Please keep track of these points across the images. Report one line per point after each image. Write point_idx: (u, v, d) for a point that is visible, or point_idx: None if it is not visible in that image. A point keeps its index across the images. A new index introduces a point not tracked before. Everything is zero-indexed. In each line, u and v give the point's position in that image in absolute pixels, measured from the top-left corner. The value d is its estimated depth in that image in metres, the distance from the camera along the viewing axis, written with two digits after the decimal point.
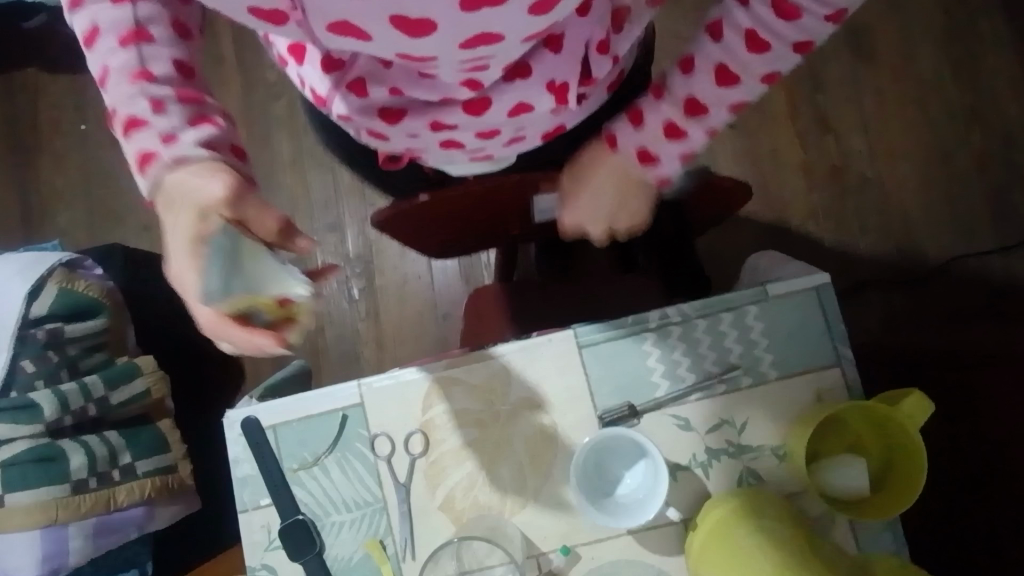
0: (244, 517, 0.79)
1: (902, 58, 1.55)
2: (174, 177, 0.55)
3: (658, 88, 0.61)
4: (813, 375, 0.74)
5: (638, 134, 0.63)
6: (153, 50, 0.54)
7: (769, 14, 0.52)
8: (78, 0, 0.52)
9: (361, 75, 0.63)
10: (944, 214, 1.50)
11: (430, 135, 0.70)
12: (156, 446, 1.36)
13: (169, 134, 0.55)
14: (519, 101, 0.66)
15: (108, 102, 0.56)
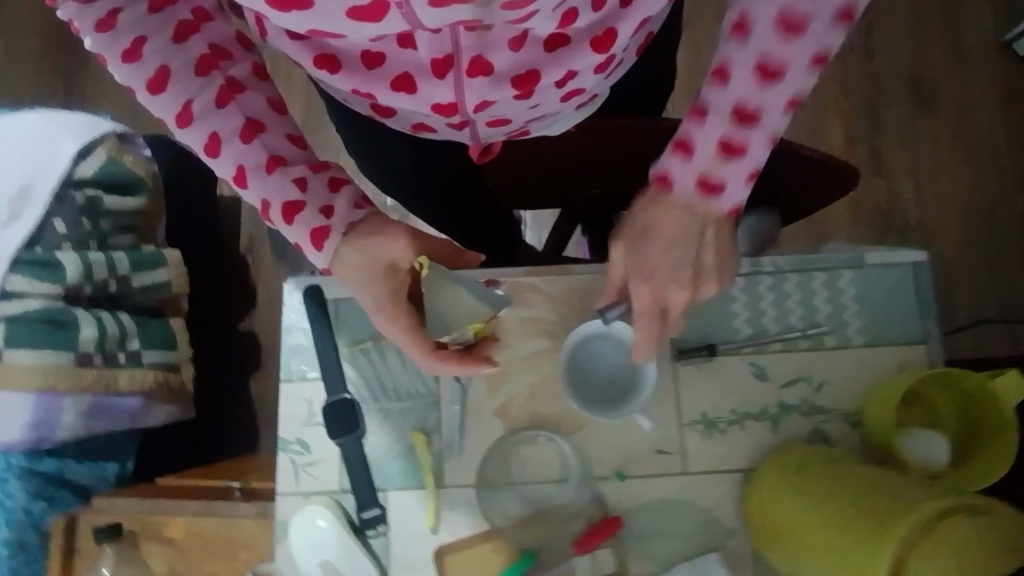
0: (287, 388, 0.75)
1: (960, 113, 1.56)
2: (350, 237, 0.60)
3: (719, 69, 0.46)
4: (900, 347, 0.72)
5: (710, 118, 0.47)
6: (271, 139, 0.60)
7: None
8: (188, 119, 0.58)
9: (473, 52, 0.61)
10: (983, 269, 1.49)
11: (555, 92, 0.69)
12: (166, 341, 1.29)
13: (325, 203, 0.60)
14: (640, 18, 0.64)
15: (262, 203, 0.60)
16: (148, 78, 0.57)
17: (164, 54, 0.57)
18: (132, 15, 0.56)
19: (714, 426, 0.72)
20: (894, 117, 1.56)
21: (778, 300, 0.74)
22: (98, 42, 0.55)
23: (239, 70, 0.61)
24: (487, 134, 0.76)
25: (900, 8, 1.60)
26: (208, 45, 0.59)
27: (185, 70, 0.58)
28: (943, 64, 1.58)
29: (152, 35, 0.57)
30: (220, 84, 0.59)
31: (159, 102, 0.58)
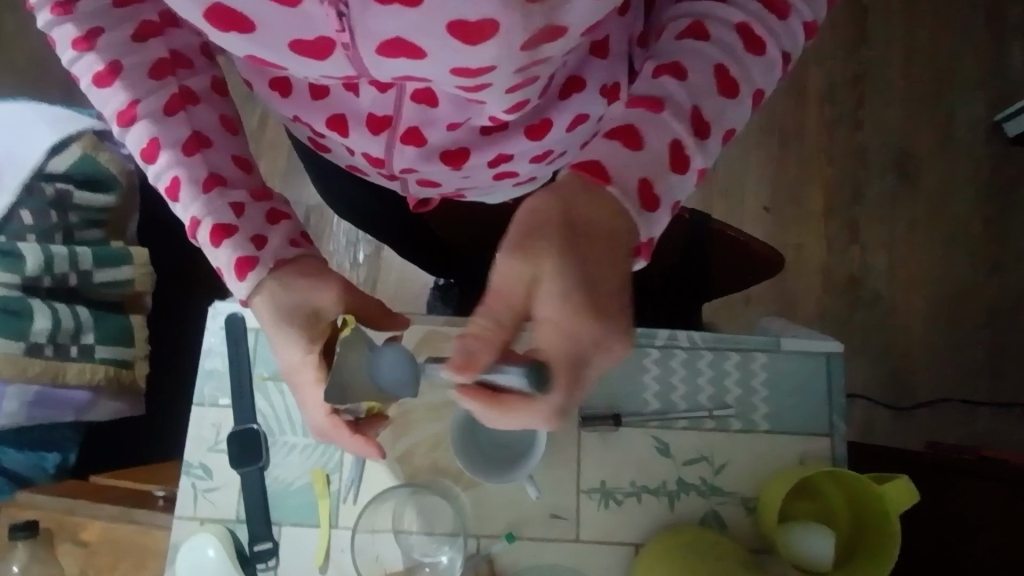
0: (197, 411, 0.77)
1: (942, 192, 1.54)
2: (276, 274, 0.59)
3: (630, 131, 0.47)
4: (804, 438, 0.72)
5: (639, 157, 0.47)
6: (214, 157, 0.59)
7: (737, 40, 0.48)
8: (131, 118, 0.57)
9: (413, 122, 0.64)
10: (946, 351, 1.48)
11: (487, 170, 0.71)
12: (121, 337, 1.25)
13: (258, 233, 0.58)
14: (578, 111, 0.64)
15: (189, 219, 0.58)
16: (95, 70, 0.56)
17: (118, 50, 0.56)
18: (93, 5, 0.56)
19: (611, 497, 0.72)
20: (875, 188, 1.55)
21: (689, 377, 0.75)
22: (51, 22, 0.56)
23: (196, 83, 0.60)
24: (417, 191, 0.77)
25: (895, 81, 1.59)
26: (169, 51, 0.59)
27: (137, 70, 0.57)
28: (930, 141, 1.56)
29: (110, 28, 0.56)
30: (173, 92, 0.58)
31: (103, 95, 0.57)
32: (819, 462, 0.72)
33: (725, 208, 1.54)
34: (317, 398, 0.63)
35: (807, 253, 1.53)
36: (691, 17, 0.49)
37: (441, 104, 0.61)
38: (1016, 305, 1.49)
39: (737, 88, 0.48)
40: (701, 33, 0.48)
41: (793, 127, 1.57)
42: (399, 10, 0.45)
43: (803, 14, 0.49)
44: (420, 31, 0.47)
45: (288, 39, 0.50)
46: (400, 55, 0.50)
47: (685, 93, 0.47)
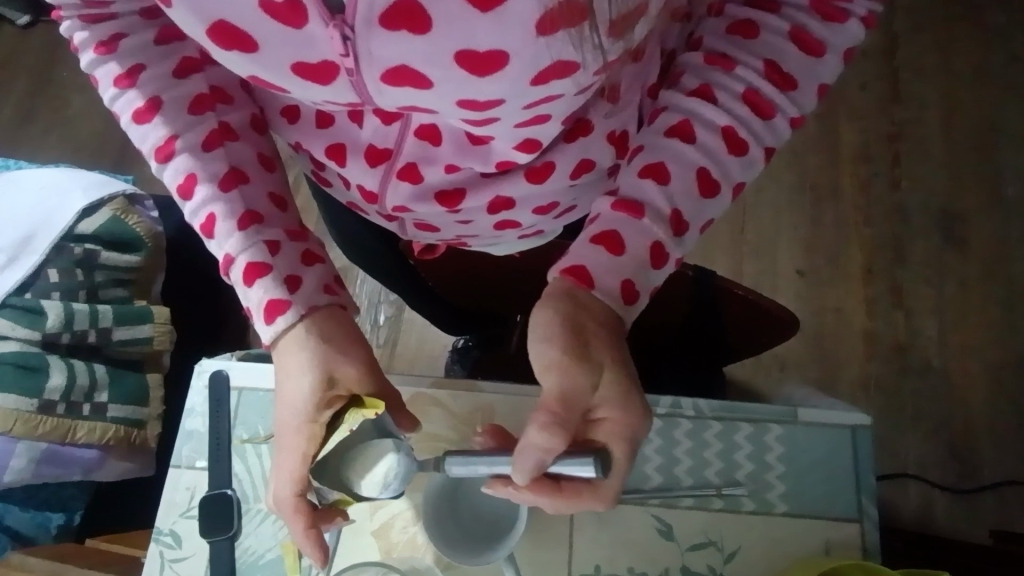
0: (173, 473, 0.73)
1: (993, 256, 1.43)
2: (311, 320, 0.55)
3: (610, 238, 0.49)
4: (826, 524, 0.63)
5: (618, 262, 0.49)
6: (250, 192, 0.56)
7: (719, 144, 0.50)
8: (169, 153, 0.55)
9: (411, 158, 0.57)
10: (1010, 429, 1.33)
11: (486, 217, 0.62)
12: (138, 395, 1.19)
13: (292, 273, 0.54)
14: (582, 158, 0.57)
15: (223, 256, 0.54)
16: (136, 107, 0.55)
17: (157, 85, 0.55)
18: (137, 42, 0.55)
19: None
20: (918, 250, 1.45)
21: (696, 449, 0.67)
22: (94, 61, 0.55)
23: (235, 117, 0.58)
24: (415, 235, 0.69)
25: (934, 140, 1.52)
26: (209, 86, 0.57)
27: (177, 105, 0.55)
28: (975, 203, 1.47)
29: (152, 64, 0.55)
30: (212, 126, 0.56)
31: (143, 131, 0.55)
32: (847, 553, 0.62)
33: (758, 269, 1.46)
34: (295, 470, 0.56)
35: (848, 317, 1.42)
36: (680, 115, 0.50)
37: (444, 142, 0.55)
38: None
39: (716, 190, 0.50)
40: (686, 134, 0.50)
41: (826, 189, 1.51)
42: (405, 36, 0.41)
43: (786, 113, 0.50)
44: (423, 59, 0.42)
45: (291, 59, 0.45)
46: (405, 84, 0.45)
47: (665, 197, 0.49)
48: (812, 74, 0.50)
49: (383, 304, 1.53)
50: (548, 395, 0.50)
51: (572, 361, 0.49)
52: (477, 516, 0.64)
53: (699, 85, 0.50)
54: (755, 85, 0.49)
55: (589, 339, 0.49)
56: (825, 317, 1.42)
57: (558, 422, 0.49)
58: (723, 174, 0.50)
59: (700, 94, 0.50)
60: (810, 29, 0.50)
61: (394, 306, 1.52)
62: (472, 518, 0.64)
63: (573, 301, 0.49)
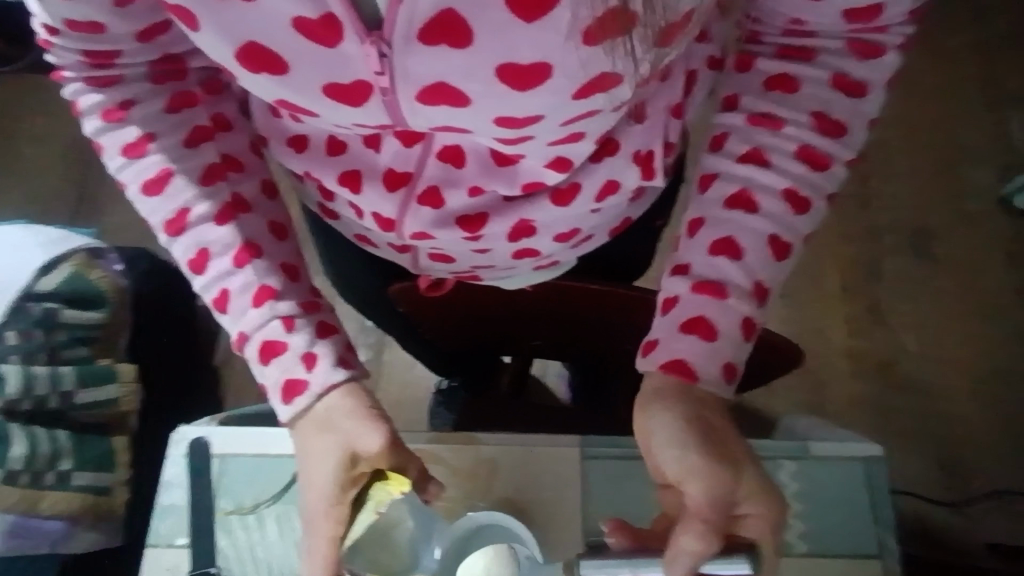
0: (151, 554, 0.67)
1: (963, 269, 1.46)
2: (333, 398, 0.56)
3: (703, 323, 0.52)
4: (849, 562, 0.61)
5: (715, 345, 0.52)
6: (263, 265, 0.58)
7: (783, 208, 0.53)
8: (182, 227, 0.58)
9: (434, 181, 0.57)
10: (995, 440, 1.35)
11: (505, 243, 0.63)
12: (105, 460, 1.13)
13: (307, 352, 0.56)
14: (607, 179, 0.57)
15: (239, 333, 0.57)
16: (148, 177, 0.57)
17: (171, 154, 0.58)
18: (147, 110, 0.57)
19: None
20: (892, 267, 1.47)
21: None
22: (102, 128, 0.58)
23: (247, 187, 0.60)
24: (427, 266, 0.70)
25: (900, 156, 1.54)
26: (221, 155, 0.59)
27: (189, 176, 0.58)
28: (944, 219, 1.50)
29: (163, 134, 0.58)
30: (224, 199, 0.58)
31: (155, 202, 0.58)
32: None
33: None
34: (326, 549, 0.57)
35: (830, 337, 1.43)
36: (736, 185, 0.53)
37: (468, 163, 0.56)
38: None
39: (788, 251, 0.53)
40: (747, 205, 0.53)
41: None
42: (445, 50, 0.43)
43: (841, 156, 0.53)
44: (462, 75, 0.44)
45: (323, 80, 0.46)
46: (441, 102, 0.47)
47: (743, 270, 0.52)
48: (860, 113, 0.53)
49: (361, 346, 1.48)
50: (695, 501, 0.50)
51: (716, 468, 0.50)
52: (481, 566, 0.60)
53: (749, 150, 0.53)
54: (807, 141, 0.53)
55: (717, 434, 0.51)
56: (808, 338, 1.43)
57: (708, 527, 0.49)
58: (793, 236, 0.53)
59: (752, 159, 0.53)
60: (850, 73, 0.52)
61: (373, 348, 1.47)
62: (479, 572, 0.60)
63: (691, 398, 0.52)
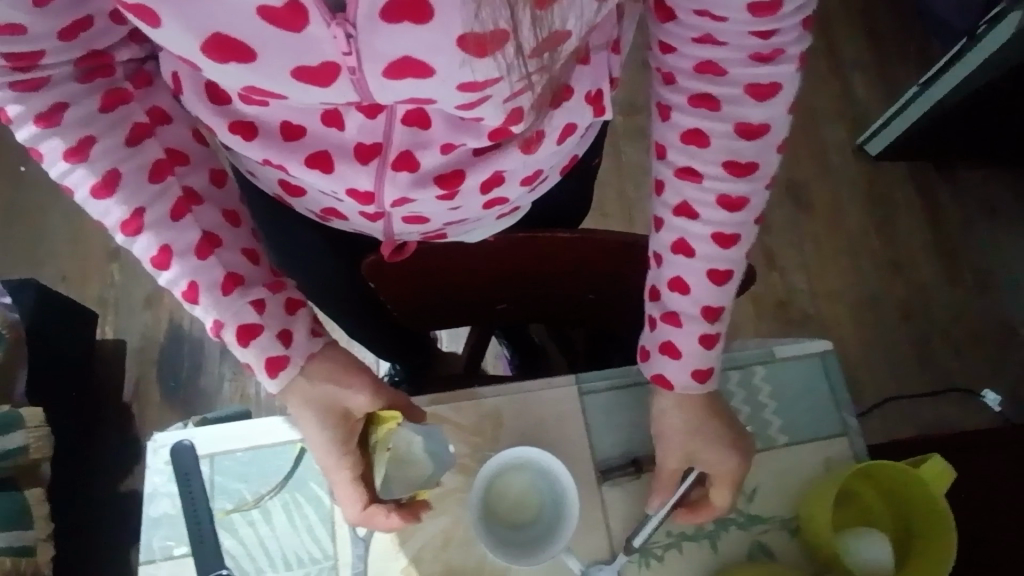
0: (148, 569, 0.63)
1: (833, 211, 1.66)
2: (309, 374, 0.58)
3: (679, 282, 0.61)
4: (822, 443, 0.70)
5: (688, 299, 0.61)
6: (228, 256, 0.57)
7: (724, 171, 0.59)
8: (137, 228, 0.54)
9: (405, 146, 0.57)
10: (879, 353, 1.55)
11: (478, 197, 0.63)
12: (18, 519, 1.07)
13: (283, 328, 0.57)
14: (567, 121, 0.59)
15: (212, 322, 0.56)
16: (95, 180, 0.54)
17: (113, 158, 0.54)
18: (82, 112, 0.53)
19: (649, 554, 0.65)
20: (777, 217, 1.65)
21: None
22: (37, 135, 0.53)
23: (196, 179, 0.58)
24: (400, 231, 0.70)
25: None
26: (164, 149, 0.56)
27: (136, 176, 0.55)
28: (811, 169, 1.70)
29: (103, 135, 0.54)
30: (177, 194, 0.56)
31: (107, 206, 0.54)
32: (844, 464, 0.69)
33: None
34: (353, 494, 0.61)
35: None
36: (682, 159, 0.60)
37: (434, 123, 0.55)
38: (923, 297, 1.60)
39: (742, 202, 0.59)
40: (700, 140, 0.59)
41: None
42: (408, 27, 0.43)
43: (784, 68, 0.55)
44: (427, 47, 0.44)
45: (291, 64, 0.46)
46: (407, 74, 0.47)
47: (703, 225, 0.60)
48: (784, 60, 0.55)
49: None
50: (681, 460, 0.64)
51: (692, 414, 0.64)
52: (511, 493, 0.65)
53: (691, 129, 0.59)
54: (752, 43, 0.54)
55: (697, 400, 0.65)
56: None
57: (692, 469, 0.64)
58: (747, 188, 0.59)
59: (693, 137, 0.59)
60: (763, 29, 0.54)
61: None
62: (514, 497, 0.65)
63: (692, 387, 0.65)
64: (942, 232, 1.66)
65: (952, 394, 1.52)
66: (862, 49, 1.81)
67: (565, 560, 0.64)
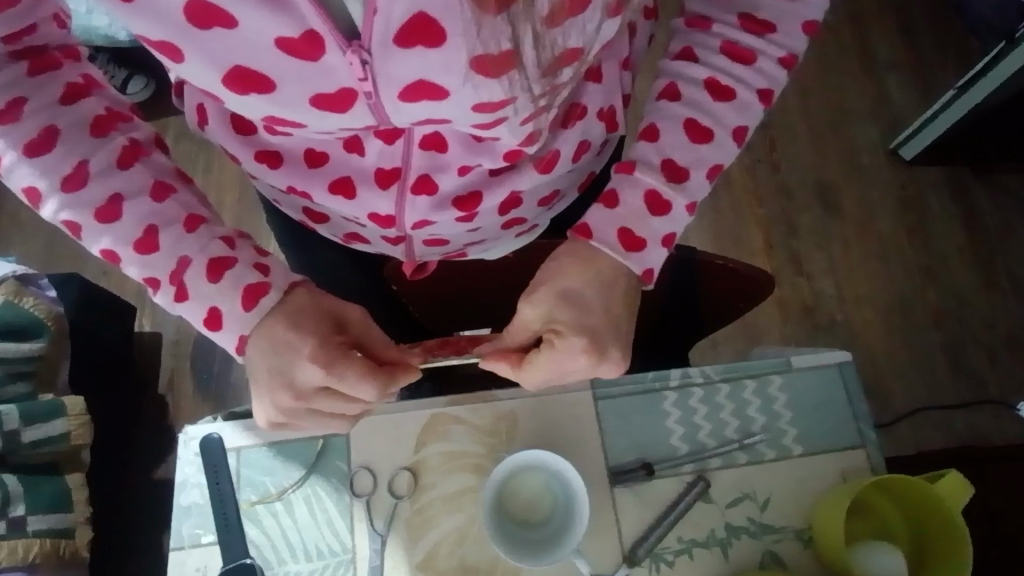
0: (178, 556, 0.66)
1: (864, 217, 1.63)
2: (267, 326, 0.52)
3: (608, 195, 0.55)
4: (838, 455, 0.70)
5: (615, 213, 0.54)
6: (184, 199, 0.54)
7: (706, 97, 0.55)
8: (77, 182, 0.51)
9: (423, 170, 0.58)
10: (909, 363, 1.52)
11: (495, 217, 0.65)
12: (58, 502, 1.12)
13: (259, 261, 0.53)
14: (581, 139, 0.60)
15: (177, 264, 0.52)
16: (28, 139, 0.50)
17: (49, 114, 0.51)
18: (7, 75, 0.50)
19: (661, 559, 0.66)
20: (806, 222, 1.62)
21: (713, 413, 0.71)
22: None
23: (140, 134, 0.55)
24: (421, 254, 0.70)
25: (798, 122, 1.71)
26: (104, 108, 0.54)
27: (76, 130, 0.52)
28: (842, 173, 1.67)
29: (33, 95, 0.51)
30: (121, 143, 0.53)
31: (39, 165, 0.51)
32: (860, 475, 0.69)
33: None
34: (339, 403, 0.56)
35: None
36: (647, 120, 0.56)
37: (451, 147, 0.56)
38: (957, 306, 1.56)
39: (709, 135, 0.55)
40: (673, 94, 0.56)
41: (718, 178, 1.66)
42: (421, 50, 0.44)
43: (772, 54, 0.55)
44: (439, 72, 0.45)
45: (310, 92, 0.48)
46: (422, 98, 0.48)
47: (658, 151, 0.55)
48: (793, 13, 0.55)
49: None
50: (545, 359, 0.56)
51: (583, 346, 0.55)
52: (523, 498, 0.66)
53: (666, 86, 0.56)
54: (732, 37, 0.55)
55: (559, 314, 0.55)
56: None
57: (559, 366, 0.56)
58: (714, 120, 0.55)
59: (667, 92, 0.56)
60: (740, 42, 0.55)
61: None
62: (529, 500, 0.66)
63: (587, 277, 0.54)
64: (980, 239, 1.61)
65: (985, 407, 1.48)
66: (899, 50, 1.77)
67: (575, 563, 0.65)
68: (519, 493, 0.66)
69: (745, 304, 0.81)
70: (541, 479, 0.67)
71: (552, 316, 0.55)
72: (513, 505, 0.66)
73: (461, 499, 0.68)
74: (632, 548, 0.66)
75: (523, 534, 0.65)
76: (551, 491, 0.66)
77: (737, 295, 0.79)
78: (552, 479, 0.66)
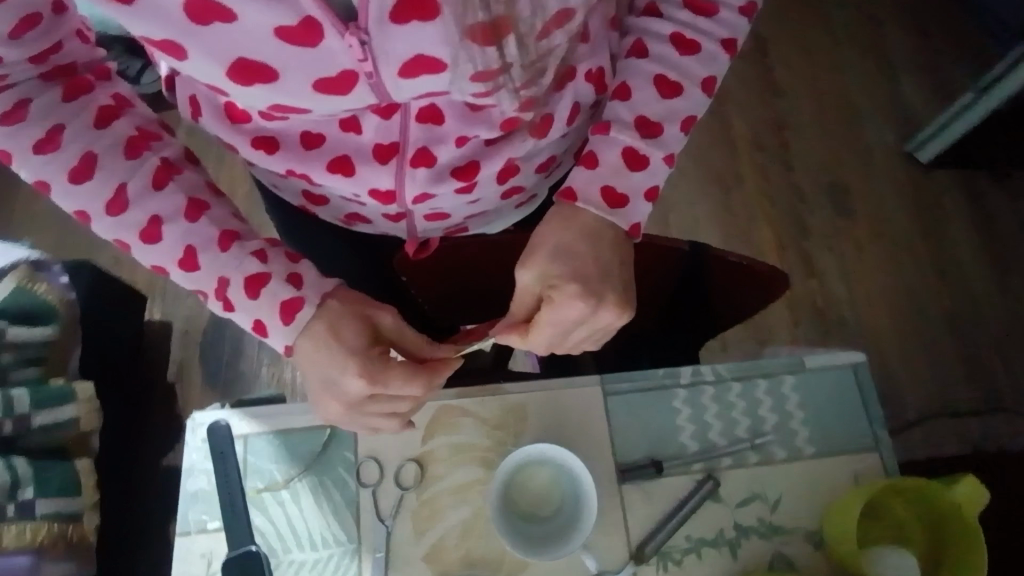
0: (184, 542, 0.66)
1: (878, 219, 1.61)
2: (309, 336, 0.52)
3: (588, 156, 0.54)
4: (848, 457, 0.69)
5: (594, 173, 0.54)
6: (217, 214, 0.53)
7: (672, 51, 0.54)
8: (121, 203, 0.51)
9: (422, 143, 0.57)
10: (923, 368, 1.49)
11: (494, 186, 0.64)
12: (67, 486, 1.12)
13: (292, 271, 0.52)
14: (573, 101, 0.59)
15: (216, 282, 0.51)
16: (70, 167, 0.50)
17: (86, 139, 0.51)
18: (43, 103, 0.50)
19: (668, 557, 0.65)
20: (818, 223, 1.60)
21: (723, 411, 0.71)
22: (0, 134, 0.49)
23: (171, 152, 0.54)
24: (424, 229, 0.70)
25: (809, 122, 1.70)
26: (135, 128, 0.53)
27: (111, 154, 0.51)
28: (855, 175, 1.65)
29: (71, 121, 0.51)
30: (156, 164, 0.52)
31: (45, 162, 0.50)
32: (872, 477, 0.68)
33: None
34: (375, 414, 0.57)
35: None
36: (618, 80, 0.55)
37: (448, 119, 0.55)
38: (971, 310, 1.54)
39: (677, 88, 0.54)
40: (641, 51, 0.55)
41: (729, 178, 1.64)
42: (416, 25, 0.44)
43: (731, 4, 0.55)
44: (433, 43, 0.45)
45: (312, 77, 0.47)
46: (421, 72, 0.47)
47: (631, 109, 0.54)
48: None
49: None
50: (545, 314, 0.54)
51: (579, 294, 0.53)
52: (532, 492, 0.66)
53: (634, 43, 0.56)
54: None
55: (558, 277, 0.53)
56: None
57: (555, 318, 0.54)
58: (683, 72, 0.54)
59: (635, 49, 0.55)
60: None
61: None
62: (539, 494, 0.65)
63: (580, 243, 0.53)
64: (995, 242, 1.59)
65: (1001, 413, 1.45)
66: (912, 50, 1.75)
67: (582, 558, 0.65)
68: (528, 487, 0.66)
69: (754, 304, 0.80)
70: (551, 472, 0.66)
71: (546, 272, 0.53)
72: (522, 498, 0.65)
73: (467, 492, 0.68)
74: (642, 546, 0.65)
75: (529, 528, 0.65)
76: (560, 485, 0.66)
77: (747, 292, 0.78)
78: (562, 473, 0.66)
